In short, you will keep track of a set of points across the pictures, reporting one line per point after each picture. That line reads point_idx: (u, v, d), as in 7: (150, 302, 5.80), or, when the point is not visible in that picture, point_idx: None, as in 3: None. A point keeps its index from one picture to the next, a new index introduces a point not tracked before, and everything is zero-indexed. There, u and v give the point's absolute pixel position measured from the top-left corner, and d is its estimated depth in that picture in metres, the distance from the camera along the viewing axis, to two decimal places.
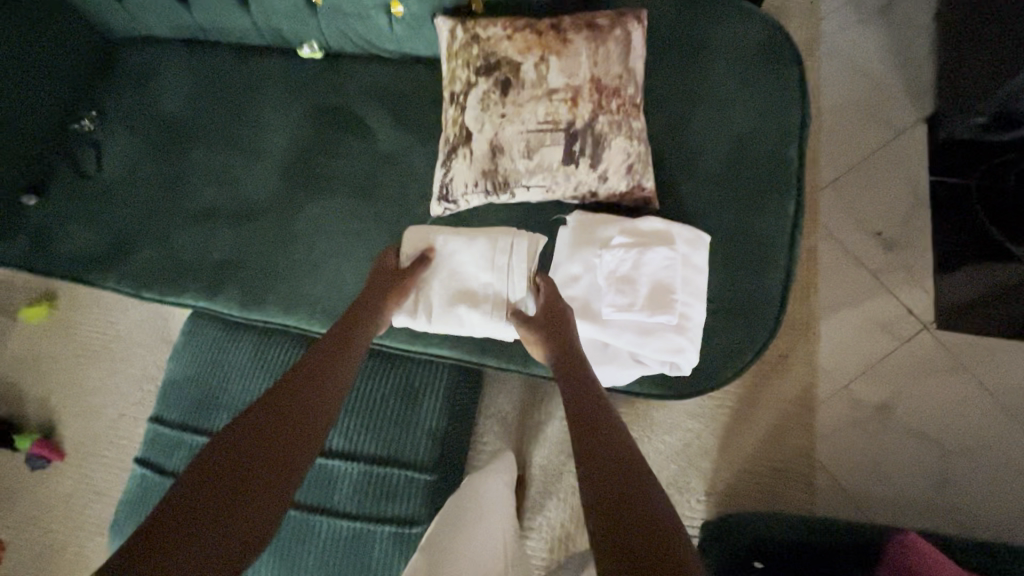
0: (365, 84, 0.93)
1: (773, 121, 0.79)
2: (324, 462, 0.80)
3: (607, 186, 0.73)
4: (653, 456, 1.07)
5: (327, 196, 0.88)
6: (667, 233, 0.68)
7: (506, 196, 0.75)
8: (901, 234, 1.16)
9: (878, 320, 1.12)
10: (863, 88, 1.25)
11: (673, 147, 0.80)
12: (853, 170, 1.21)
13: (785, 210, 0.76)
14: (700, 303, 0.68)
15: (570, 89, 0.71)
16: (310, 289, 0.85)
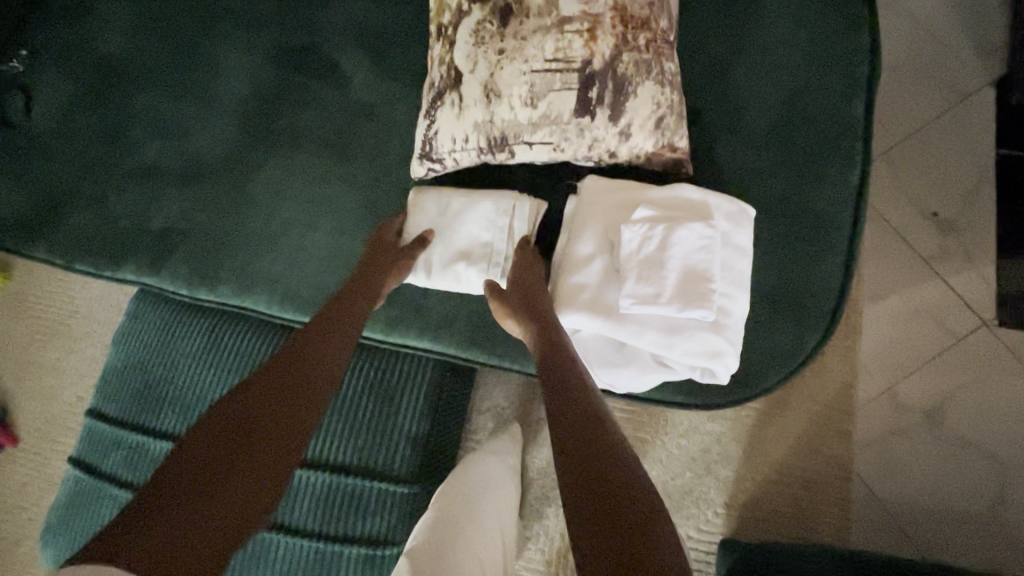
0: (338, 19, 0.77)
1: (837, 69, 0.64)
2: (302, 475, 0.68)
3: (629, 145, 0.58)
4: (666, 461, 0.95)
5: (292, 156, 0.74)
6: (704, 206, 0.54)
7: (503, 156, 0.60)
8: (960, 216, 1.01)
9: (930, 314, 0.98)
10: (924, 44, 1.08)
11: (710, 100, 0.65)
12: (907, 140, 1.05)
13: (848, 180, 0.62)
14: (742, 295, 0.54)
15: (587, 19, 0.55)
16: (270, 265, 0.72)
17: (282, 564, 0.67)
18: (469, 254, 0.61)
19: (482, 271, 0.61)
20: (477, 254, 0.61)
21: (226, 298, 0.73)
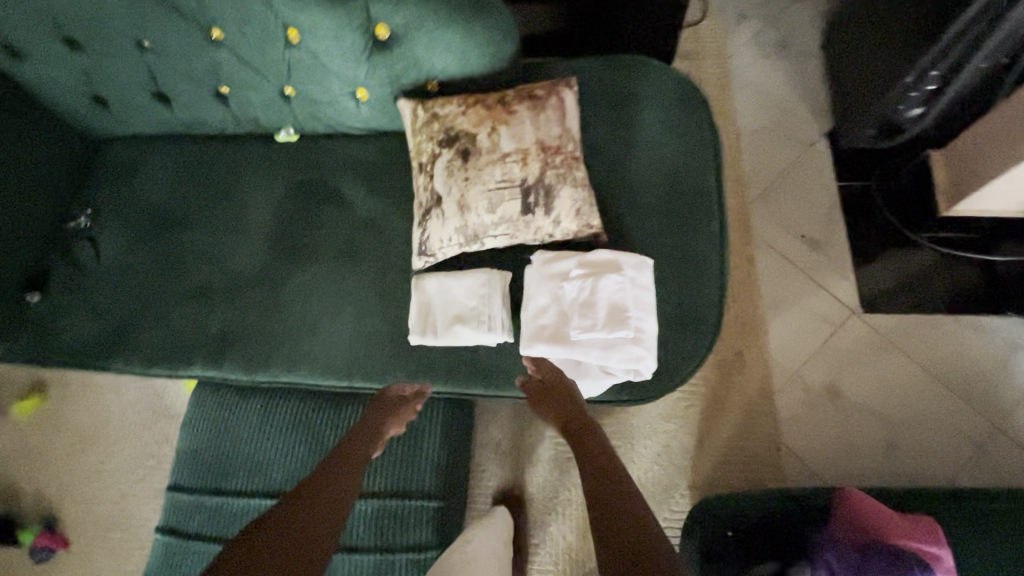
0: (340, 159, 1.04)
1: (693, 157, 0.95)
2: (363, 503, 0.87)
3: (561, 228, 0.85)
4: (637, 461, 1.18)
5: (315, 263, 0.98)
6: (615, 262, 0.81)
7: (476, 246, 0.86)
8: (822, 235, 1.34)
9: (814, 312, 1.27)
10: (773, 113, 1.45)
11: (613, 188, 0.94)
12: (773, 183, 1.39)
13: (711, 230, 0.91)
14: (651, 317, 0.80)
15: (520, 152, 0.84)
16: (309, 347, 0.93)
17: None
18: (462, 317, 0.85)
19: (474, 327, 0.84)
20: (468, 316, 0.85)
21: (276, 378, 0.94)
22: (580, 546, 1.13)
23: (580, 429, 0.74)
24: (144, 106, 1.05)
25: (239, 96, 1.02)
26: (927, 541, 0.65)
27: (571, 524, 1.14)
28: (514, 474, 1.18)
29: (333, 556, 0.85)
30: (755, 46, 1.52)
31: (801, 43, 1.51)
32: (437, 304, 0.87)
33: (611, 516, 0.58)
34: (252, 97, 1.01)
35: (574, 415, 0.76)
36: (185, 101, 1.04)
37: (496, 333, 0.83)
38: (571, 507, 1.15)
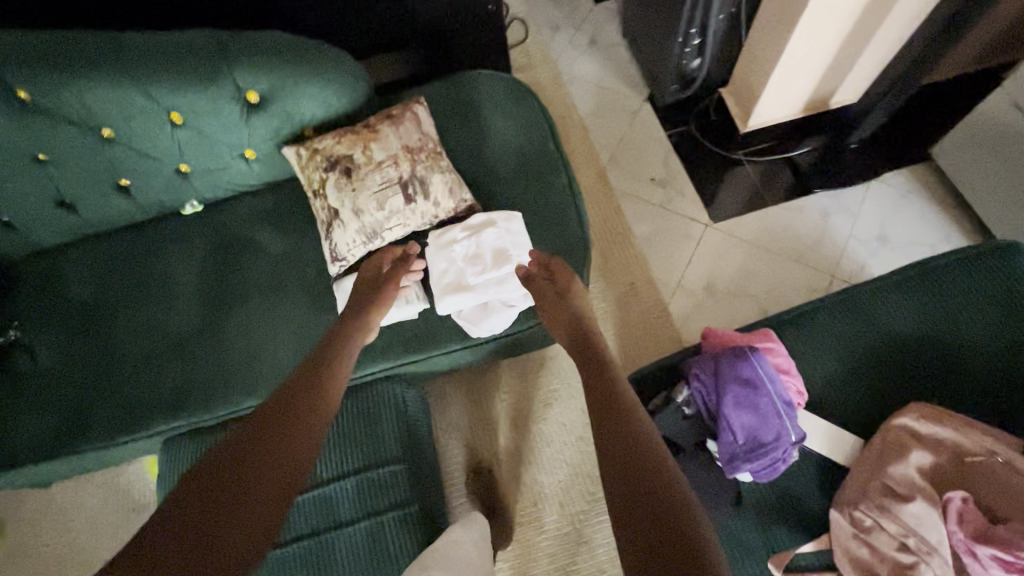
0: (245, 212, 1.19)
1: (531, 131, 1.18)
2: (320, 491, 0.98)
3: (442, 208, 1.04)
4: (577, 395, 1.35)
5: (246, 304, 1.10)
6: (489, 219, 1.01)
7: (379, 241, 1.03)
8: (667, 174, 1.62)
9: (680, 234, 1.54)
10: (601, 94, 1.76)
11: (477, 171, 1.15)
12: (619, 146, 1.68)
13: (561, 180, 1.14)
14: (529, 251, 0.99)
15: (391, 158, 1.03)
16: (259, 371, 1.05)
17: (325, 557, 0.94)
18: None
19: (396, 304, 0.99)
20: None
21: (238, 409, 1.05)
22: (550, 481, 1.28)
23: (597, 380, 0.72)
24: (51, 217, 1.15)
25: (140, 184, 1.15)
26: (763, 340, 0.87)
27: (538, 465, 1.30)
28: (478, 441, 1.33)
29: (298, 545, 0.95)
30: (572, 48, 1.84)
31: (607, 36, 1.85)
32: None
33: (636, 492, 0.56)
34: (151, 181, 1.15)
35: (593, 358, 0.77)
36: (89, 202, 1.15)
37: (415, 303, 0.99)
38: (533, 450, 1.30)
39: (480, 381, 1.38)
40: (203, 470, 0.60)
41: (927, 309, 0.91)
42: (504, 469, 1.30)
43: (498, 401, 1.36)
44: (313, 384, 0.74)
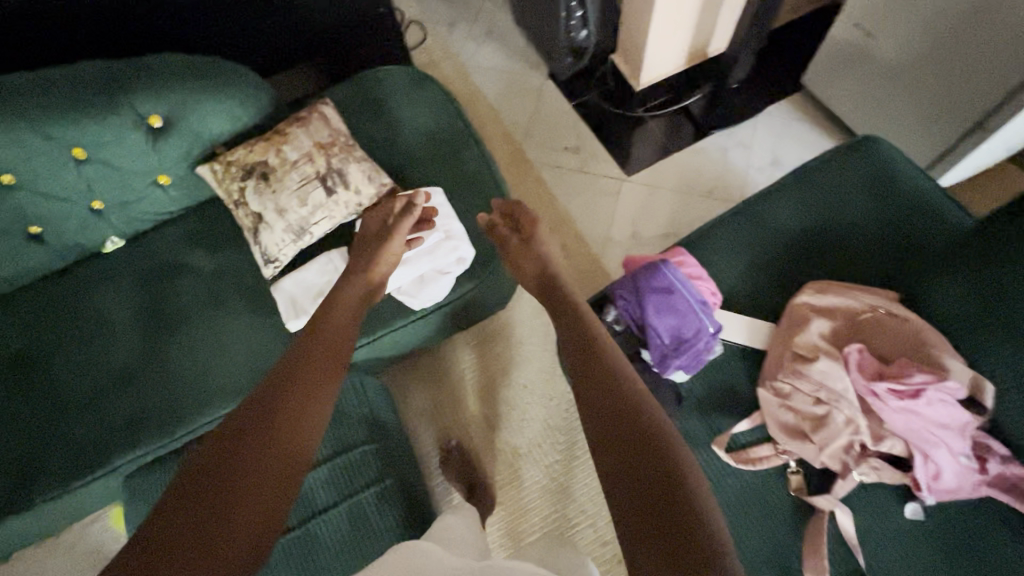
0: (170, 239, 1.18)
1: (438, 113, 1.24)
2: None
3: (364, 194, 1.08)
4: (532, 356, 1.41)
5: (188, 324, 1.10)
6: (410, 196, 1.07)
7: (308, 237, 1.07)
8: (580, 140, 1.72)
9: (600, 193, 1.64)
10: (505, 78, 1.85)
11: (393, 159, 1.20)
12: (530, 123, 1.77)
13: (474, 153, 1.20)
14: (453, 219, 1.06)
15: (306, 156, 1.08)
16: (212, 385, 1.05)
17: (308, 547, 0.95)
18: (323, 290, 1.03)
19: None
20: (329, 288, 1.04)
21: (201, 427, 1.05)
22: (522, 440, 1.33)
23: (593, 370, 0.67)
24: None
25: (54, 229, 1.13)
26: (675, 254, 0.97)
27: (507, 428, 1.34)
28: (447, 418, 1.37)
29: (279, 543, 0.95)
30: (470, 41, 1.92)
31: (500, 24, 1.94)
32: (299, 293, 1.04)
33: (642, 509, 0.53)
34: (65, 224, 1.13)
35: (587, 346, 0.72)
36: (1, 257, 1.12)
37: None
38: (501, 415, 1.36)
39: (438, 363, 1.42)
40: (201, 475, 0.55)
41: (809, 204, 1.03)
42: (477, 439, 1.34)
43: (459, 377, 1.40)
44: (305, 398, 0.63)
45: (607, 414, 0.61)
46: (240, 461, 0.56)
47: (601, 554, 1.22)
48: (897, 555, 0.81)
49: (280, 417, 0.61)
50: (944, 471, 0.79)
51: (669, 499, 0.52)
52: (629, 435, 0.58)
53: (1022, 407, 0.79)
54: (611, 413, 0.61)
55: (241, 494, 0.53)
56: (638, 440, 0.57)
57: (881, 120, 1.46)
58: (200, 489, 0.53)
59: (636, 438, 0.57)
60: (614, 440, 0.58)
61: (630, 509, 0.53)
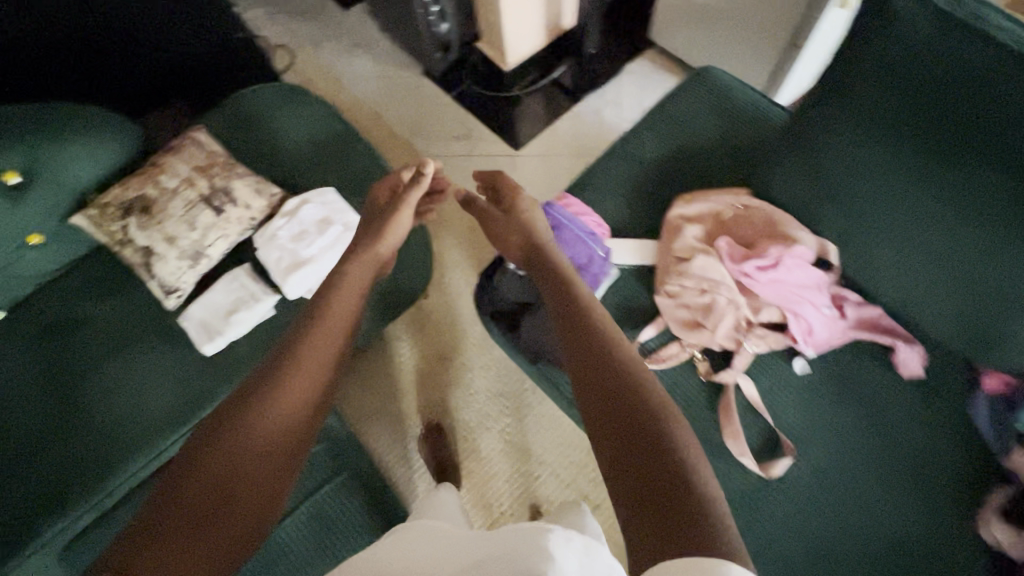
0: (57, 298, 1.12)
1: (314, 117, 1.24)
2: None
3: (255, 207, 1.08)
4: (464, 333, 1.46)
5: (99, 372, 1.04)
6: (301, 199, 1.08)
7: (206, 260, 1.06)
8: (466, 127, 1.80)
9: (494, 171, 1.72)
10: (382, 83, 1.89)
11: (278, 171, 1.20)
12: (416, 121, 1.82)
13: (358, 149, 1.22)
14: (349, 213, 1.09)
15: (186, 181, 1.07)
16: (133, 430, 0.99)
17: (270, 561, 0.93)
18: (234, 308, 1.03)
19: (247, 307, 1.03)
20: (239, 305, 1.03)
21: (137, 473, 0.99)
22: (471, 413, 1.37)
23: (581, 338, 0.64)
24: None
25: None
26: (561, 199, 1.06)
27: (455, 405, 1.38)
28: (396, 411, 1.39)
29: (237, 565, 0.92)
30: (340, 55, 1.95)
31: (366, 34, 1.98)
32: (208, 316, 1.03)
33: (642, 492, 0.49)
34: None
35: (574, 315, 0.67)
36: None
37: (264, 298, 1.04)
38: (446, 395, 1.39)
39: (374, 362, 1.44)
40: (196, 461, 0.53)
41: (666, 132, 1.16)
42: (429, 424, 1.37)
43: (398, 372, 1.42)
44: (293, 395, 0.59)
45: (601, 390, 0.57)
46: (230, 455, 0.53)
47: (568, 496, 1.28)
48: (795, 407, 0.93)
49: (270, 420, 0.56)
50: (814, 325, 0.92)
51: (663, 485, 0.48)
52: (626, 418, 0.54)
53: (858, 258, 0.95)
54: (605, 391, 0.57)
55: (234, 487, 0.52)
56: (633, 424, 0.53)
57: (720, 57, 1.63)
58: (191, 484, 0.51)
59: (630, 418, 0.54)
60: (610, 418, 0.55)
61: (629, 494, 0.49)
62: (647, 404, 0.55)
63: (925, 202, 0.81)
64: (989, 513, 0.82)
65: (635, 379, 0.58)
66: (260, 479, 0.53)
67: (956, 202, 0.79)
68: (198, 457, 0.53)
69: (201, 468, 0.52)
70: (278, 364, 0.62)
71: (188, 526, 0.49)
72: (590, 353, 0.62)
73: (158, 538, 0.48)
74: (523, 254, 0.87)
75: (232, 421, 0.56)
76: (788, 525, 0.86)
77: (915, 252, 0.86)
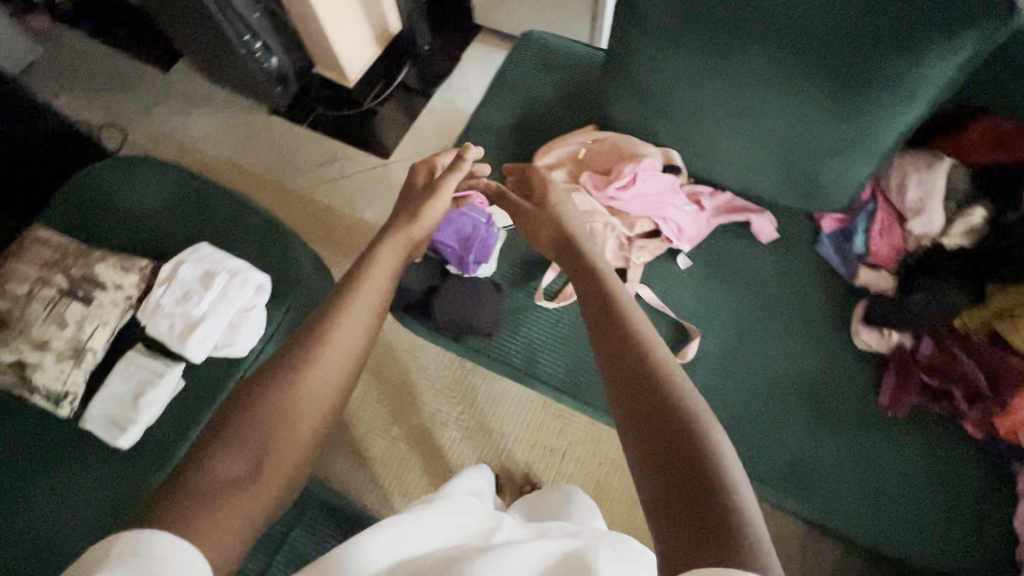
0: None
1: (162, 180, 1.19)
2: None
3: (127, 286, 1.02)
4: (391, 344, 1.47)
5: (26, 486, 0.95)
6: (176, 262, 1.04)
7: (91, 355, 0.99)
8: (330, 152, 1.79)
9: (372, 184, 1.74)
10: (230, 133, 1.83)
11: (141, 244, 1.14)
12: (277, 160, 1.79)
13: (221, 197, 1.18)
14: (230, 259, 1.04)
15: (41, 283, 1.00)
16: (67, 552, 0.91)
17: None
18: (139, 391, 0.97)
19: (152, 386, 0.97)
20: (143, 387, 0.98)
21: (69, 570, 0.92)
22: (423, 414, 1.39)
23: (611, 337, 0.65)
24: None
25: None
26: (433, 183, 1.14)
27: (405, 413, 1.39)
28: (349, 440, 1.37)
29: None
30: (175, 117, 1.86)
31: (195, 89, 1.90)
32: (113, 408, 0.97)
33: (672, 488, 0.49)
34: None
35: (609, 314, 0.68)
36: None
37: (168, 372, 0.98)
38: (393, 407, 1.40)
39: None
40: (240, 421, 0.59)
41: (509, 99, 1.24)
42: (386, 440, 1.37)
43: None
44: (319, 383, 0.63)
45: (635, 389, 0.58)
46: (273, 417, 0.59)
47: (539, 453, 1.34)
48: (690, 297, 1.05)
49: (300, 403, 0.61)
50: (682, 223, 1.05)
51: (695, 490, 0.48)
52: (663, 420, 0.54)
53: (699, 155, 1.08)
54: (634, 388, 0.58)
55: (275, 441, 0.58)
56: (671, 430, 0.53)
57: None
58: (239, 433, 0.58)
59: (665, 421, 0.54)
60: (644, 414, 0.56)
61: (660, 489, 0.50)
62: (676, 395, 0.56)
63: (742, 92, 0.93)
64: (858, 324, 0.99)
65: (667, 385, 0.57)
66: (292, 446, 0.59)
67: (749, 81, 0.91)
68: (241, 419, 0.59)
69: (247, 426, 0.58)
70: (307, 343, 0.66)
71: (240, 466, 0.55)
72: (620, 349, 0.63)
73: (212, 481, 0.53)
74: (555, 249, 0.88)
75: (272, 384, 0.62)
76: (713, 395, 0.98)
77: (740, 134, 1.00)
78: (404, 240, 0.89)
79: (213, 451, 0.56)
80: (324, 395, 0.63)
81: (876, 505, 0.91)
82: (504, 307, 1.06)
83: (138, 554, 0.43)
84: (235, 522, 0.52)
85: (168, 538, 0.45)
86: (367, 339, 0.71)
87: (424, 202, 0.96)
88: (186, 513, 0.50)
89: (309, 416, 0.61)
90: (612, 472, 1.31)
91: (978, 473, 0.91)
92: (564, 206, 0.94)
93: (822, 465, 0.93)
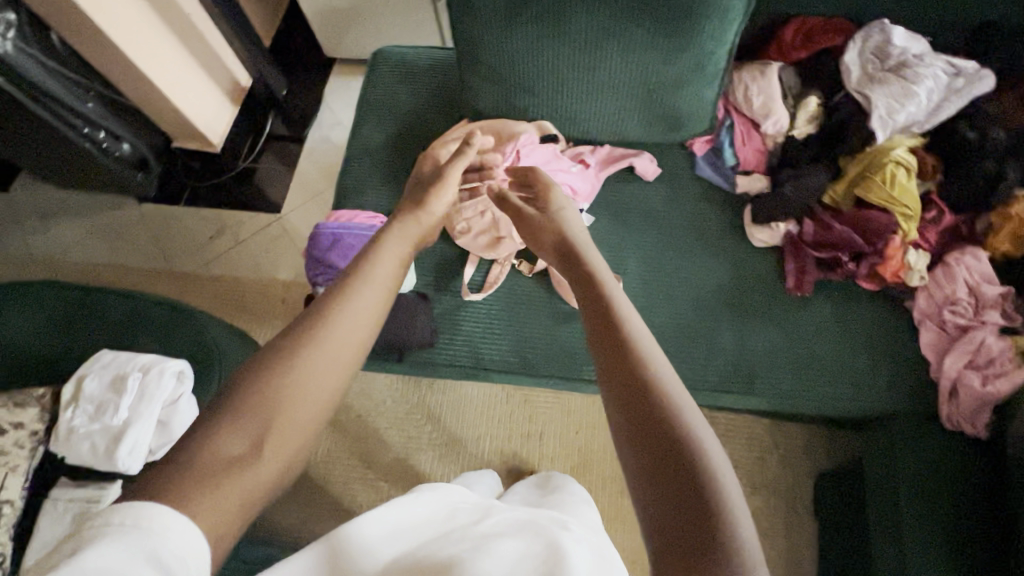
0: None
1: (34, 301, 1.09)
2: None
3: (28, 421, 0.92)
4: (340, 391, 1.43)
5: None
6: (78, 379, 0.95)
7: (10, 508, 0.89)
8: (217, 223, 1.71)
9: (271, 243, 1.68)
10: (100, 234, 1.70)
11: (31, 374, 1.04)
12: (163, 247, 1.68)
13: (108, 299, 1.10)
14: (139, 357, 0.97)
15: None
16: None
17: None
18: None
19: None
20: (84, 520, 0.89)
21: None
22: (393, 447, 1.37)
23: (607, 342, 0.61)
24: None
25: None
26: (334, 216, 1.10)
27: (375, 453, 1.36)
28: (327, 499, 1.32)
29: None
30: (31, 235, 1.70)
31: (45, 199, 1.74)
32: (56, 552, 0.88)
33: (672, 498, 0.48)
34: None
35: (608, 317, 0.63)
36: None
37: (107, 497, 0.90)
38: (361, 450, 1.36)
39: None
40: (241, 394, 0.54)
41: (380, 119, 1.24)
42: (364, 485, 1.33)
43: (308, 466, 1.35)
44: (325, 368, 0.57)
45: (635, 396, 0.54)
46: (278, 400, 0.54)
47: (517, 443, 1.36)
48: (602, 249, 1.11)
49: (307, 386, 0.55)
50: (575, 185, 1.10)
51: (693, 496, 0.48)
52: (662, 432, 0.52)
53: (570, 120, 1.14)
54: (635, 394, 0.55)
55: (280, 424, 0.53)
56: (672, 445, 0.51)
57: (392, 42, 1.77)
58: (240, 408, 0.53)
59: (665, 433, 0.51)
60: (640, 421, 0.53)
61: (654, 496, 0.49)
62: (675, 407, 0.53)
63: (592, 52, 1.00)
64: (750, 225, 1.09)
65: (666, 395, 0.54)
66: (297, 433, 0.54)
67: (590, 32, 0.97)
68: (240, 391, 0.54)
69: (246, 399, 0.54)
70: (315, 325, 0.59)
71: (240, 445, 0.51)
72: (616, 354, 0.59)
73: (210, 458, 0.50)
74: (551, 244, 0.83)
75: (274, 362, 0.56)
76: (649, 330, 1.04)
77: (599, 90, 1.07)
78: (410, 221, 0.81)
79: (214, 422, 0.52)
80: (327, 381, 0.57)
81: (812, 375, 1.00)
82: (435, 314, 1.06)
83: (136, 526, 0.43)
84: (235, 503, 0.49)
85: (166, 512, 0.45)
86: (376, 326, 0.63)
87: (430, 188, 0.89)
88: (183, 490, 0.47)
89: (317, 400, 0.56)
90: (588, 437, 1.35)
91: (879, 318, 1.03)
92: (567, 211, 0.88)
93: (758, 356, 1.02)
